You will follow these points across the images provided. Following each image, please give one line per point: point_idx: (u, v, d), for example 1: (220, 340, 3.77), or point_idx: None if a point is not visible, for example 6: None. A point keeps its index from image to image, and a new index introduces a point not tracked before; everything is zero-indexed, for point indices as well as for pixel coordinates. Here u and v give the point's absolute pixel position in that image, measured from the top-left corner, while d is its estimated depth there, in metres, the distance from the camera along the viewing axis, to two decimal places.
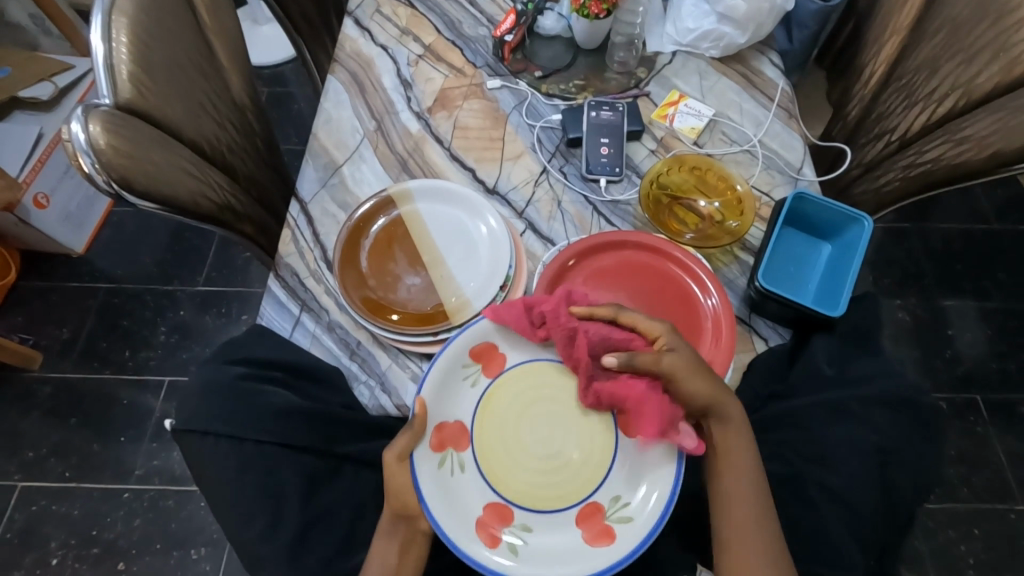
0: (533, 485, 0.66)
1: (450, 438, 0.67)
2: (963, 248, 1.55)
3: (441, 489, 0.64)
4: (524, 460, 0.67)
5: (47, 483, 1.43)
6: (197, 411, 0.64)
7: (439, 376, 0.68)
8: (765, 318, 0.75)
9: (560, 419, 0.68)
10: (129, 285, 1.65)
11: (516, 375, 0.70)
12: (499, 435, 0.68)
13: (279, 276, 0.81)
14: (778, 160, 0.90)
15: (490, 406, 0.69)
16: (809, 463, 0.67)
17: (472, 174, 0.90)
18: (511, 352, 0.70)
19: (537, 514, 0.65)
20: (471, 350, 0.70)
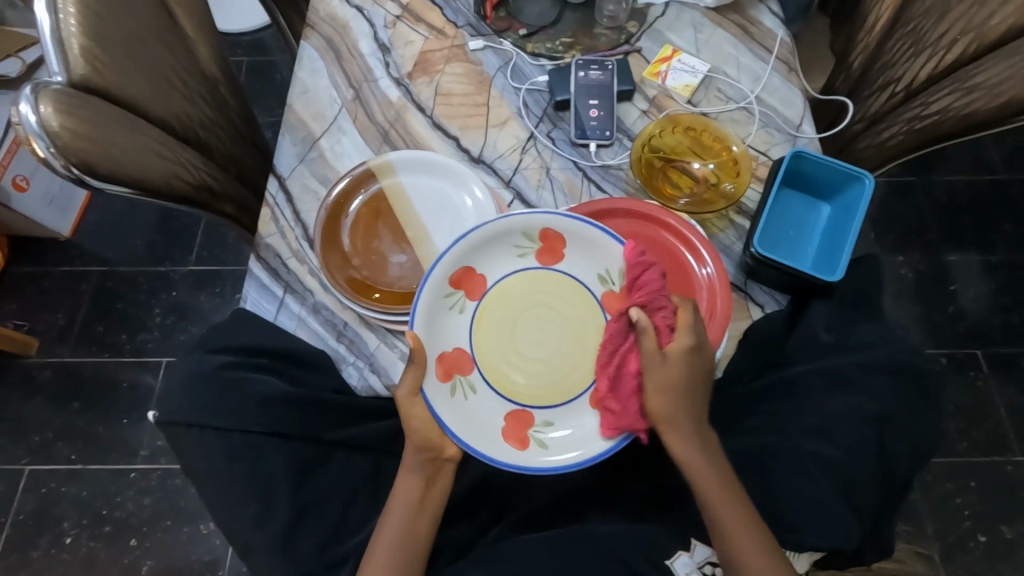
0: (538, 384, 0.68)
1: (455, 365, 0.68)
2: (969, 200, 1.51)
3: (456, 412, 0.65)
4: (521, 363, 0.68)
5: (56, 466, 1.45)
6: (181, 402, 0.63)
7: (427, 315, 0.67)
8: (761, 285, 0.72)
9: (548, 316, 0.70)
10: (120, 268, 1.63)
11: (497, 289, 0.70)
12: (495, 344, 0.69)
13: (261, 258, 0.79)
14: (777, 117, 0.85)
15: (481, 326, 0.69)
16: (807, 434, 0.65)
17: (456, 143, 0.86)
18: (488, 261, 0.70)
19: (552, 408, 0.67)
20: (449, 281, 0.69)
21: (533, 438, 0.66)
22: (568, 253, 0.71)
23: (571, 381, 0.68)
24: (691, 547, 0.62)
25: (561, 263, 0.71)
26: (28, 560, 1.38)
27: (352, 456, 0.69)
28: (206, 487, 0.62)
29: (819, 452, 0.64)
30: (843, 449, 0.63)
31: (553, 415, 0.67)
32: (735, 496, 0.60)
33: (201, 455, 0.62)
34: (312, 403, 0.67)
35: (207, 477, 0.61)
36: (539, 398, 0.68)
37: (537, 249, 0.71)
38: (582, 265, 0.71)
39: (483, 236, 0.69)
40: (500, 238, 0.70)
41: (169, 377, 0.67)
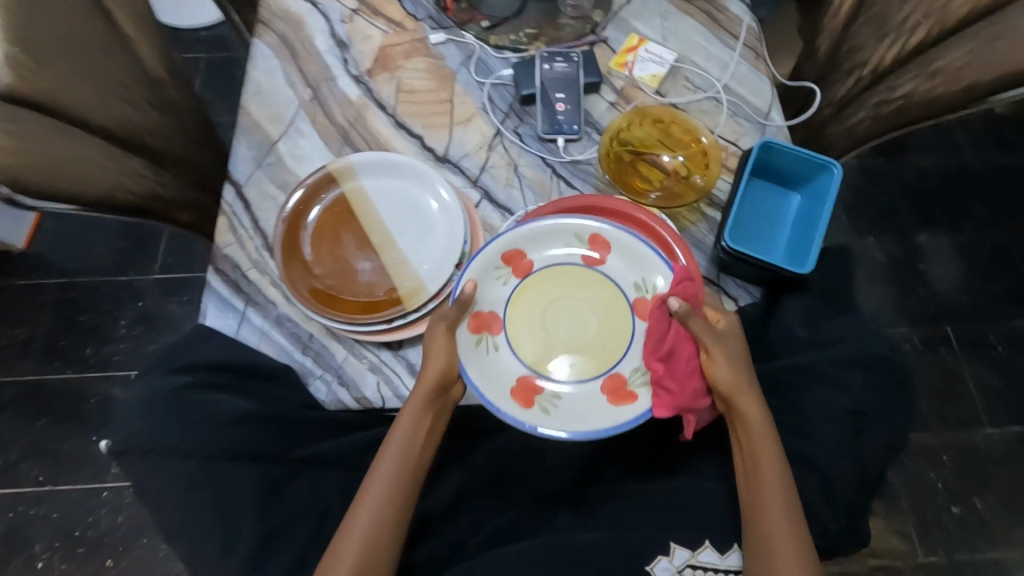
0: (560, 363, 0.68)
1: (487, 325, 0.69)
2: (936, 180, 1.53)
3: (478, 363, 0.66)
4: (550, 343, 0.69)
5: (23, 488, 1.40)
6: (140, 429, 0.62)
7: (477, 270, 0.68)
8: (734, 277, 0.71)
9: (587, 307, 0.70)
10: (81, 278, 1.57)
11: (542, 273, 0.70)
12: (529, 317, 0.70)
13: (219, 270, 0.75)
14: (745, 106, 0.84)
15: (521, 304, 0.70)
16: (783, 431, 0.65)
17: (420, 142, 0.83)
18: (540, 244, 0.71)
19: (567, 385, 0.67)
20: (502, 254, 0.69)
21: (539, 402, 0.66)
22: (611, 258, 0.71)
23: (588, 365, 0.68)
24: (671, 551, 0.61)
25: (604, 265, 0.71)
26: None
27: (322, 474, 0.66)
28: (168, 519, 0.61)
29: (794, 449, 0.64)
30: (817, 445, 0.63)
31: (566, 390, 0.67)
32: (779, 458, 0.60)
33: (162, 484, 0.61)
34: (280, 420, 0.65)
35: (168, 508, 0.60)
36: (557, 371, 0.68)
37: (586, 250, 0.71)
38: (624, 268, 0.71)
39: (543, 226, 0.70)
40: (554, 231, 0.70)
41: (129, 402, 0.66)
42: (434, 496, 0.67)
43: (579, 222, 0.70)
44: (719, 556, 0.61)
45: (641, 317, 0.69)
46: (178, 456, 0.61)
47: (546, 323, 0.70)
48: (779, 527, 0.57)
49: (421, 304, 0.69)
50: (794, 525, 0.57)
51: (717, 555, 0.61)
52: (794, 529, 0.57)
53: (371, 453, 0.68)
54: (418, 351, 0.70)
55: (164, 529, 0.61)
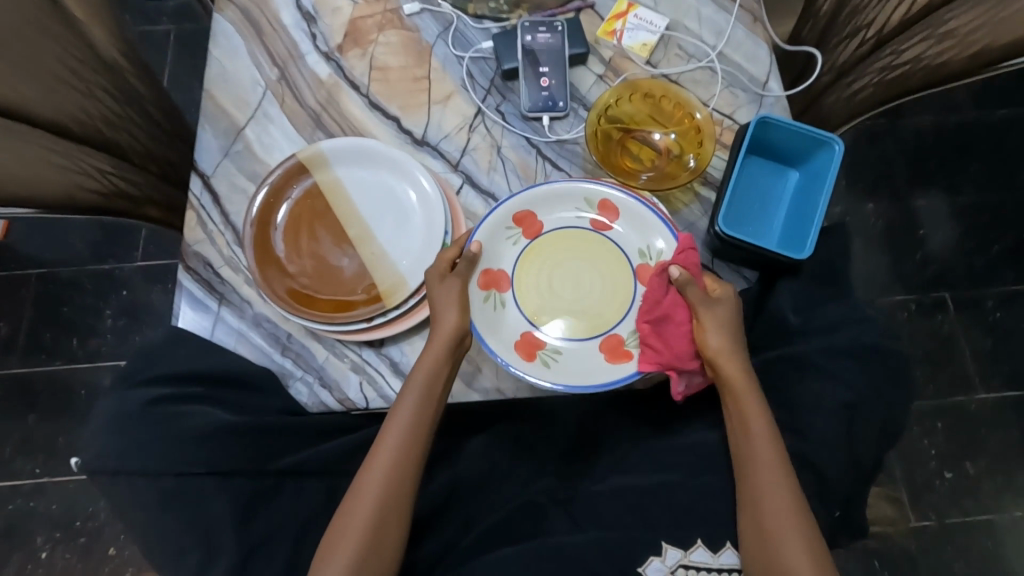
0: (564, 321, 0.67)
1: (495, 283, 0.68)
2: (940, 140, 1.47)
3: (484, 319, 0.66)
4: (555, 300, 0.68)
5: (21, 481, 1.40)
6: (112, 448, 0.62)
7: (488, 230, 0.67)
8: (727, 262, 0.68)
9: (594, 270, 0.69)
10: (62, 269, 1.52)
11: (551, 236, 0.70)
12: (537, 277, 0.69)
13: (189, 268, 0.71)
14: (741, 75, 0.79)
15: (529, 263, 0.69)
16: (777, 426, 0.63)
17: (397, 124, 0.78)
18: (550, 208, 0.70)
19: (568, 342, 0.66)
20: (514, 214, 0.69)
21: (541, 356, 0.65)
22: (619, 225, 0.70)
23: (589, 324, 0.67)
24: (663, 552, 0.61)
25: (613, 232, 0.70)
26: None
27: (304, 484, 0.64)
28: (147, 537, 0.61)
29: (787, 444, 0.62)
30: (811, 441, 0.61)
31: (567, 346, 0.66)
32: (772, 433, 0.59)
33: (139, 500, 0.61)
34: (256, 432, 0.63)
35: (146, 526, 0.60)
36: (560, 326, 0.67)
37: (596, 216, 0.70)
38: (632, 235, 0.70)
39: (554, 189, 0.69)
40: (564, 195, 0.70)
41: (98, 416, 0.65)
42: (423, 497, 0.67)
43: (590, 185, 0.69)
44: (711, 555, 0.61)
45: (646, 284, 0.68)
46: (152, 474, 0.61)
47: (553, 283, 0.69)
48: (773, 503, 0.57)
49: (402, 301, 0.66)
50: (792, 503, 0.57)
51: (710, 555, 0.61)
52: (793, 508, 0.56)
53: (354, 457, 0.66)
54: (402, 349, 0.67)
55: (146, 546, 0.61)
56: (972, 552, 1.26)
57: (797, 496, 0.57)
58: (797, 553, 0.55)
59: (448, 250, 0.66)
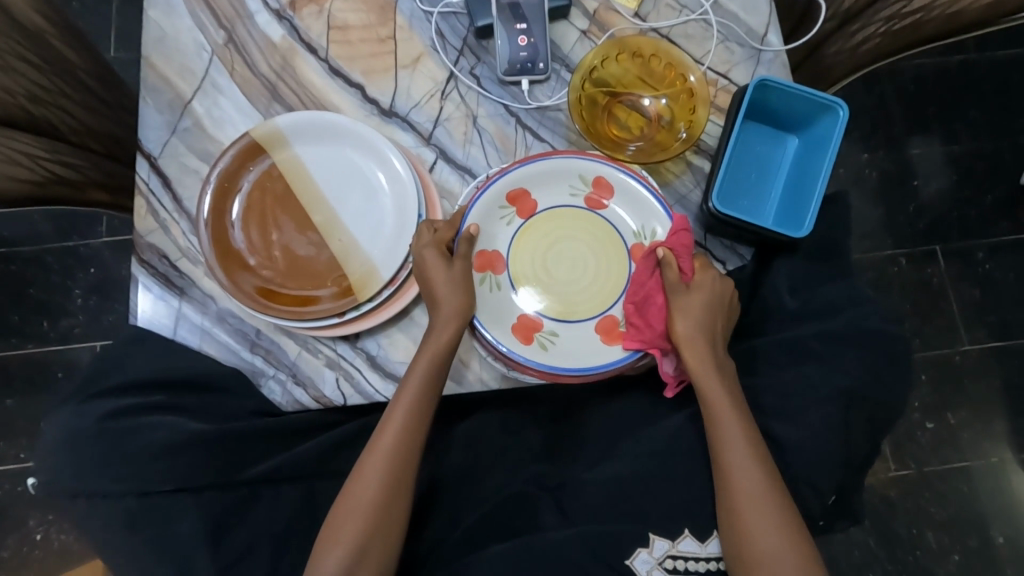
0: (559, 302, 0.63)
1: (491, 263, 0.63)
2: (938, 83, 1.39)
3: (483, 303, 0.62)
4: (550, 281, 0.63)
5: (5, 466, 1.34)
6: (73, 465, 0.60)
7: (482, 209, 0.62)
8: (721, 238, 0.64)
9: (588, 250, 0.64)
10: (21, 248, 1.41)
11: (545, 216, 0.64)
12: (532, 258, 0.64)
13: (144, 262, 0.66)
14: (738, 27, 0.72)
15: (524, 244, 0.64)
16: (769, 413, 0.62)
17: (362, 93, 0.71)
18: (544, 185, 0.64)
19: (563, 324, 0.62)
20: (506, 193, 0.63)
21: (537, 339, 0.61)
22: (615, 204, 0.64)
23: (584, 307, 0.63)
24: (650, 543, 0.60)
25: (606, 211, 0.64)
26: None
27: (280, 489, 0.64)
28: (114, 557, 0.59)
29: (777, 432, 0.61)
30: (804, 430, 0.59)
31: (563, 328, 0.62)
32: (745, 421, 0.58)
33: (102, 519, 0.59)
34: (222, 442, 0.61)
35: (111, 547, 0.58)
36: (556, 309, 0.62)
37: (590, 193, 0.65)
38: (627, 214, 0.64)
39: (548, 163, 0.63)
40: (557, 172, 0.63)
41: (57, 429, 0.63)
42: None
43: (585, 162, 0.62)
44: (699, 544, 0.60)
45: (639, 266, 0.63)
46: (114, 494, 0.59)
47: (547, 262, 0.64)
48: (749, 491, 0.56)
49: (376, 293, 0.62)
50: (768, 491, 0.56)
51: (698, 544, 0.60)
52: (772, 496, 0.56)
53: (330, 458, 0.66)
54: (378, 342, 0.64)
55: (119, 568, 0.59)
56: (952, 498, 1.29)
57: (777, 485, 0.57)
58: (780, 543, 0.55)
59: (444, 229, 0.61)
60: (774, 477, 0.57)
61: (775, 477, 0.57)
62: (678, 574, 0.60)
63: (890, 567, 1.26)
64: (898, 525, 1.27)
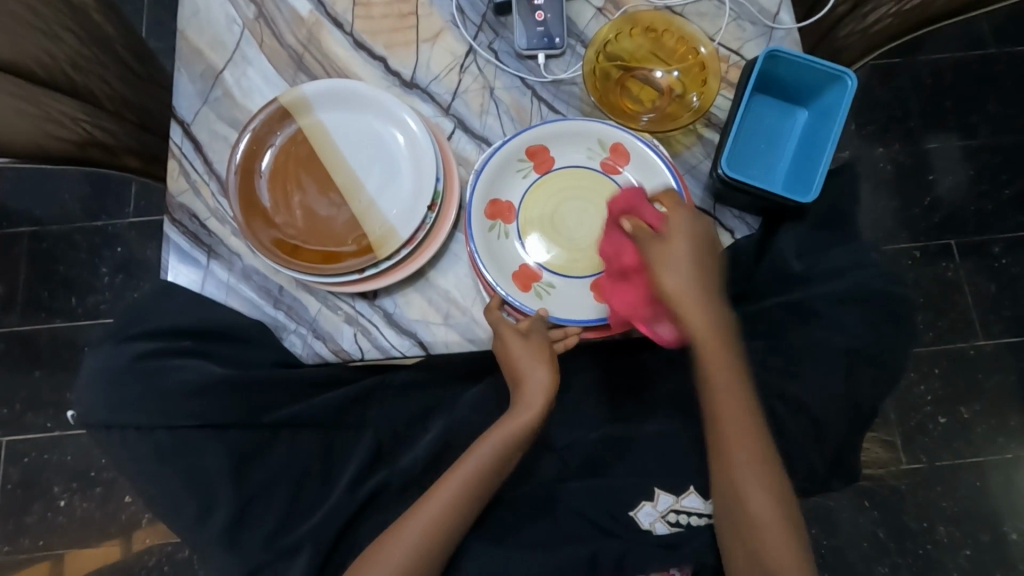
0: (560, 254, 0.64)
1: (502, 211, 0.64)
2: (953, 77, 1.39)
3: (489, 247, 0.63)
4: (554, 235, 0.65)
5: (33, 435, 1.39)
6: (109, 401, 0.62)
7: (499, 164, 0.63)
8: (730, 208, 0.66)
9: (596, 210, 0.65)
10: (52, 228, 1.46)
11: (560, 174, 0.66)
12: (542, 211, 0.65)
13: (175, 220, 0.69)
14: (751, 5, 0.74)
15: (537, 198, 0.65)
16: (771, 373, 0.64)
17: (384, 66, 0.74)
18: (561, 145, 0.66)
19: (562, 277, 0.64)
20: (525, 148, 0.65)
21: (535, 288, 0.63)
22: (628, 171, 0.65)
23: (586, 263, 0.64)
24: (655, 497, 0.64)
25: (619, 178, 0.66)
26: (26, 525, 1.36)
27: (298, 436, 0.66)
28: (144, 486, 0.62)
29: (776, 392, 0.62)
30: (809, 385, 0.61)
31: (562, 281, 0.64)
32: (738, 394, 0.57)
33: (134, 451, 0.62)
34: (245, 388, 0.64)
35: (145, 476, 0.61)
36: (559, 263, 0.64)
37: (606, 158, 0.66)
38: (638, 184, 0.65)
39: (566, 126, 0.64)
40: (575, 133, 0.65)
41: (87, 370, 0.65)
42: (416, 451, 0.69)
43: (603, 125, 0.64)
44: (703, 501, 0.63)
45: None
46: (146, 428, 0.62)
47: (555, 218, 0.65)
48: (763, 509, 0.55)
49: (394, 251, 0.64)
50: (781, 505, 0.56)
51: (701, 501, 0.63)
52: (783, 509, 0.56)
53: (351, 406, 0.69)
54: (395, 301, 0.67)
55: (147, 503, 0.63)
56: (962, 492, 1.28)
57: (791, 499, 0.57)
58: (785, 558, 0.54)
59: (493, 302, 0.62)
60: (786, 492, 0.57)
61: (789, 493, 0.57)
62: (681, 527, 0.63)
63: (899, 558, 1.25)
64: (908, 517, 1.27)
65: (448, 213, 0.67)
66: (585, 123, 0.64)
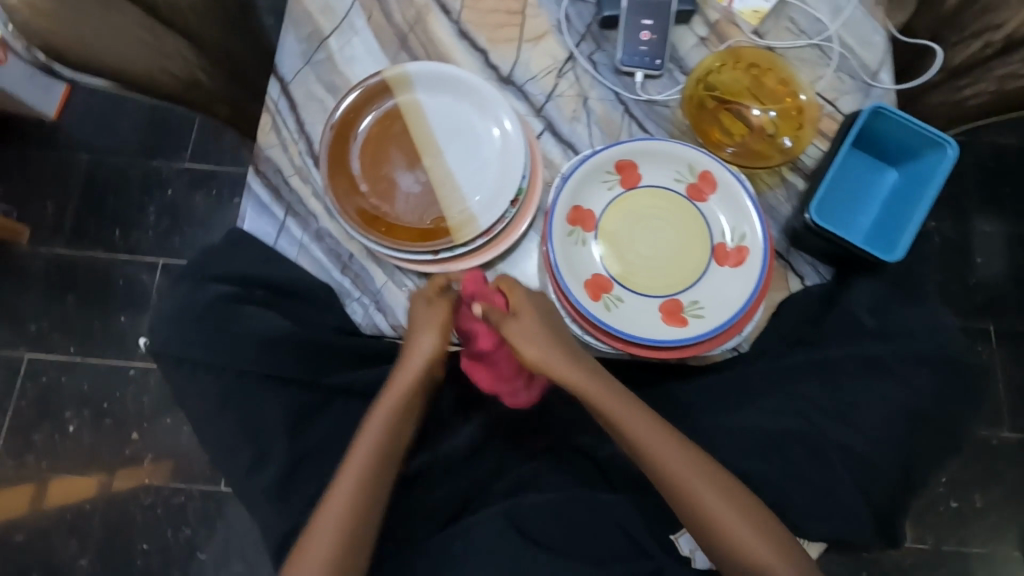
0: (635, 270, 0.64)
1: (583, 218, 0.64)
2: (1017, 163, 1.38)
3: (566, 251, 0.63)
4: (630, 251, 0.64)
5: (55, 356, 1.40)
6: (179, 338, 0.63)
7: (588, 171, 0.64)
8: (803, 254, 0.67)
9: (675, 235, 0.65)
10: (110, 162, 1.49)
11: (645, 192, 0.66)
12: (621, 227, 0.65)
13: (260, 172, 0.71)
14: (853, 60, 0.75)
15: (618, 212, 0.65)
16: (830, 418, 0.60)
17: (484, 58, 0.75)
18: (651, 163, 0.65)
19: (633, 293, 0.63)
20: (615, 161, 0.65)
21: (604, 299, 0.62)
22: (714, 200, 0.65)
23: (657, 283, 0.63)
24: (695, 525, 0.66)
25: (703, 206, 0.65)
26: (33, 443, 1.37)
27: (350, 404, 0.68)
28: (198, 425, 0.63)
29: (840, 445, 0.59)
30: (874, 438, 0.59)
31: (631, 297, 0.63)
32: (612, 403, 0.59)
33: (197, 392, 0.63)
34: (310, 346, 0.65)
35: (203, 420, 0.63)
36: (631, 279, 0.63)
37: (692, 185, 0.65)
38: (721, 214, 0.65)
39: (657, 147, 0.65)
40: (668, 154, 0.65)
41: (161, 305, 0.66)
42: (457, 438, 0.69)
43: (698, 152, 0.64)
44: None
45: (718, 264, 0.63)
46: (212, 370, 0.63)
47: (634, 235, 0.65)
48: (713, 512, 0.56)
49: (470, 239, 0.65)
50: (730, 505, 0.56)
51: None
52: (737, 510, 0.56)
53: None
54: None
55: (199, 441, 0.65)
56: None
57: (739, 497, 0.57)
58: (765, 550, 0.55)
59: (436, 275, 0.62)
60: (731, 489, 0.57)
61: (733, 491, 0.57)
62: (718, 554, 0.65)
63: None
64: None
65: (527, 211, 0.68)
66: (678, 146, 0.64)
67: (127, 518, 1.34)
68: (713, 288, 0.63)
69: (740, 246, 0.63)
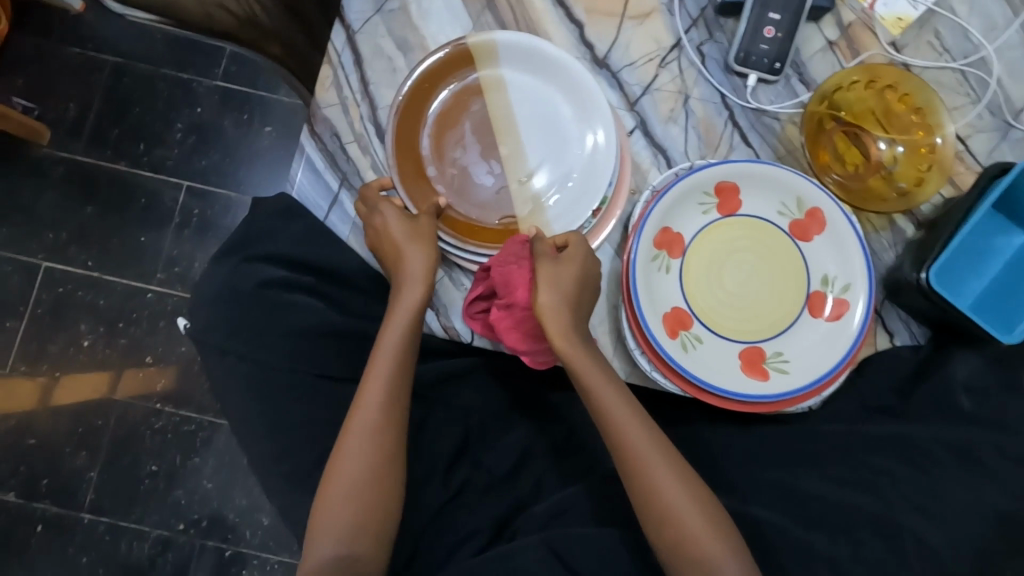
0: (721, 307, 0.58)
1: (671, 242, 0.58)
2: None
3: (648, 278, 0.57)
4: (718, 286, 0.58)
5: (73, 269, 1.36)
6: (225, 321, 0.63)
7: (687, 189, 0.57)
8: (898, 310, 0.61)
9: (771, 274, 0.59)
10: (137, 68, 1.39)
11: (743, 221, 0.59)
12: (711, 257, 0.59)
13: (315, 134, 0.63)
14: (998, 92, 0.65)
15: (710, 240, 0.59)
16: (910, 509, 0.56)
17: (579, 32, 0.65)
18: (756, 190, 0.58)
19: (714, 333, 0.58)
20: (716, 182, 0.58)
21: (682, 337, 0.57)
22: (818, 241, 0.58)
23: (741, 326, 0.58)
24: None
25: (806, 246, 0.59)
26: (47, 353, 1.35)
27: None
28: (247, 409, 0.63)
29: (922, 535, 0.54)
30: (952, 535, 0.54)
31: (711, 338, 0.58)
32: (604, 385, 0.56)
33: (241, 373, 0.63)
34: (354, 339, 0.66)
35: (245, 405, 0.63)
36: (715, 318, 0.58)
37: (796, 221, 0.59)
38: (823, 258, 0.58)
39: (767, 172, 0.57)
40: (777, 183, 0.58)
41: (207, 279, 0.67)
42: (500, 453, 0.67)
43: (809, 184, 0.57)
44: None
45: (811, 314, 0.58)
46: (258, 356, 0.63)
47: (726, 268, 0.59)
48: (682, 523, 0.53)
49: None
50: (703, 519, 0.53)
51: None
52: (711, 525, 0.53)
53: (445, 383, 0.68)
54: None
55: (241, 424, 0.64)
56: None
57: (715, 515, 0.54)
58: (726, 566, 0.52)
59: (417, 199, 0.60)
60: (707, 504, 0.55)
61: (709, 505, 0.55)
62: None
63: None
64: None
65: (607, 221, 0.61)
66: (790, 176, 0.57)
67: (135, 439, 1.32)
68: (801, 341, 0.57)
69: (841, 298, 0.57)
